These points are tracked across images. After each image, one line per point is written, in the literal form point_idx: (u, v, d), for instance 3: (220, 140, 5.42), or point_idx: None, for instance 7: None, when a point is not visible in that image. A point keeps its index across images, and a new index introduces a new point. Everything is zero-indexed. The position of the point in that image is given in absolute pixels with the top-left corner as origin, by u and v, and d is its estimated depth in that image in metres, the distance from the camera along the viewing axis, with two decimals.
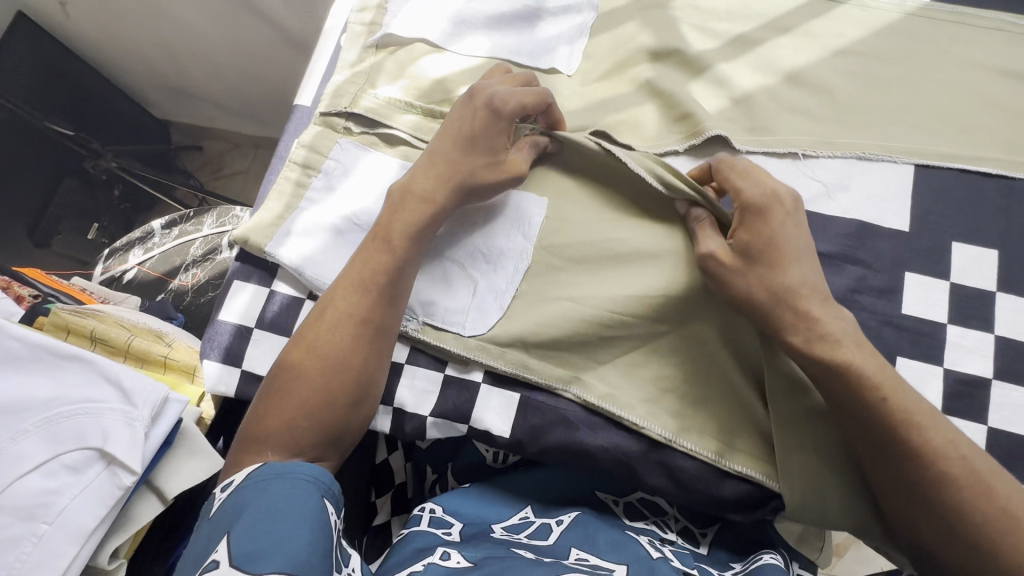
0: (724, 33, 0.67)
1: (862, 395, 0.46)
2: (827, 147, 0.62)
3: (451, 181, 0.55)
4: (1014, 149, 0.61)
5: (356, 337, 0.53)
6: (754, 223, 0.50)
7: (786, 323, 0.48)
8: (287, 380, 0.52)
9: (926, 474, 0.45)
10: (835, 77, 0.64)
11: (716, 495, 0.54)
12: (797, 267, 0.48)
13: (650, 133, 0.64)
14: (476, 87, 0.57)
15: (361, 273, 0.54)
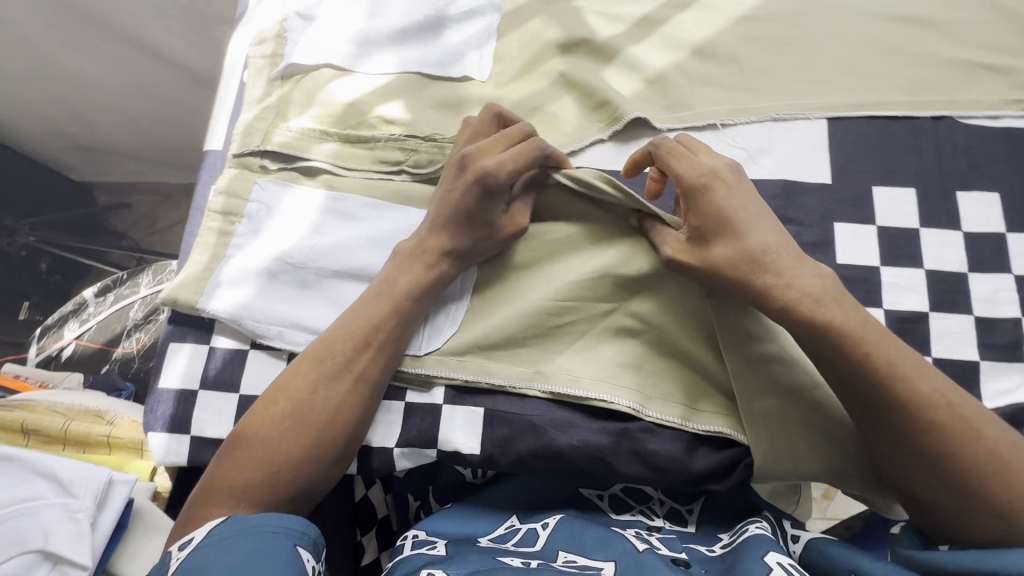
0: (628, 17, 0.67)
1: (846, 350, 0.46)
2: (743, 114, 0.63)
3: (454, 255, 0.56)
4: (916, 89, 0.63)
5: (351, 398, 0.52)
6: (705, 202, 0.50)
7: (756, 291, 0.48)
8: (266, 432, 0.50)
9: (909, 422, 0.45)
10: (739, 45, 0.65)
11: (690, 469, 0.54)
12: (758, 235, 0.49)
13: (572, 125, 0.63)
14: (474, 150, 0.54)
15: (358, 326, 0.54)
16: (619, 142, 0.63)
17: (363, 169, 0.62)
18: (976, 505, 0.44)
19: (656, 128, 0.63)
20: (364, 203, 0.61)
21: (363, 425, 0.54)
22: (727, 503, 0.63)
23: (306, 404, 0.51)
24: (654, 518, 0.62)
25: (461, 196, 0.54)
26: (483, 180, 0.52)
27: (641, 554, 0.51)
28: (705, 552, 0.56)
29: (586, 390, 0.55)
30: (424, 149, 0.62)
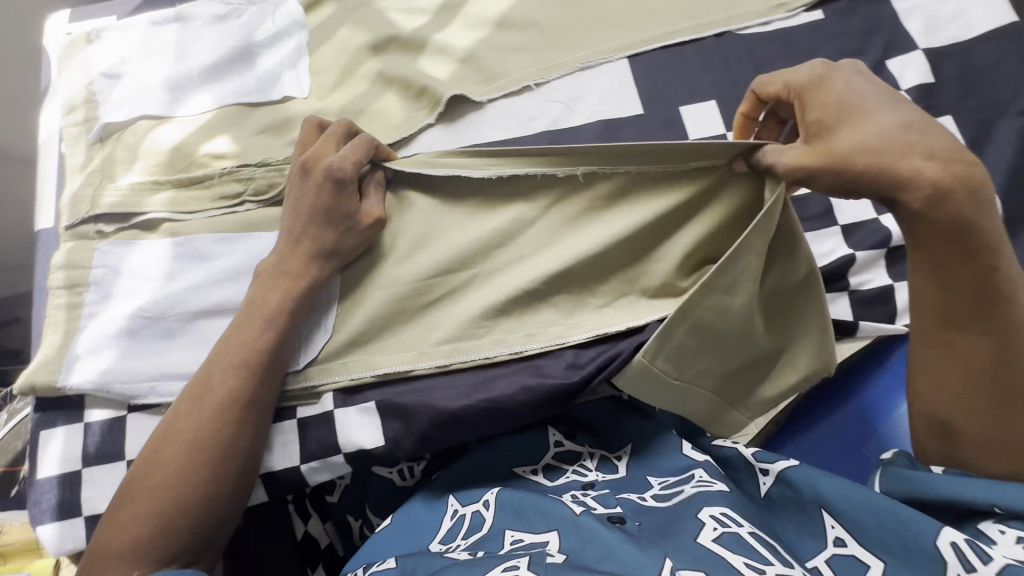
0: (429, 7, 0.71)
1: (975, 257, 0.43)
2: (552, 71, 0.67)
3: (316, 260, 0.56)
4: (696, 15, 0.70)
5: (241, 423, 0.52)
6: (816, 100, 0.46)
7: (893, 177, 0.42)
8: (147, 476, 0.50)
9: (1002, 349, 0.44)
10: (535, 10, 0.70)
11: (572, 383, 0.54)
12: (902, 119, 0.43)
13: (399, 118, 0.66)
14: (312, 158, 0.57)
15: (233, 353, 0.53)
16: (447, 123, 0.66)
17: (204, 209, 0.62)
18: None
19: (477, 102, 0.66)
20: (213, 239, 0.61)
21: (257, 451, 0.53)
22: (646, 429, 0.60)
23: (194, 444, 0.50)
24: (587, 473, 0.58)
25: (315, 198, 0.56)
26: (331, 184, 0.55)
27: (579, 518, 0.49)
28: (638, 500, 0.53)
29: (466, 356, 0.57)
30: (260, 174, 0.62)
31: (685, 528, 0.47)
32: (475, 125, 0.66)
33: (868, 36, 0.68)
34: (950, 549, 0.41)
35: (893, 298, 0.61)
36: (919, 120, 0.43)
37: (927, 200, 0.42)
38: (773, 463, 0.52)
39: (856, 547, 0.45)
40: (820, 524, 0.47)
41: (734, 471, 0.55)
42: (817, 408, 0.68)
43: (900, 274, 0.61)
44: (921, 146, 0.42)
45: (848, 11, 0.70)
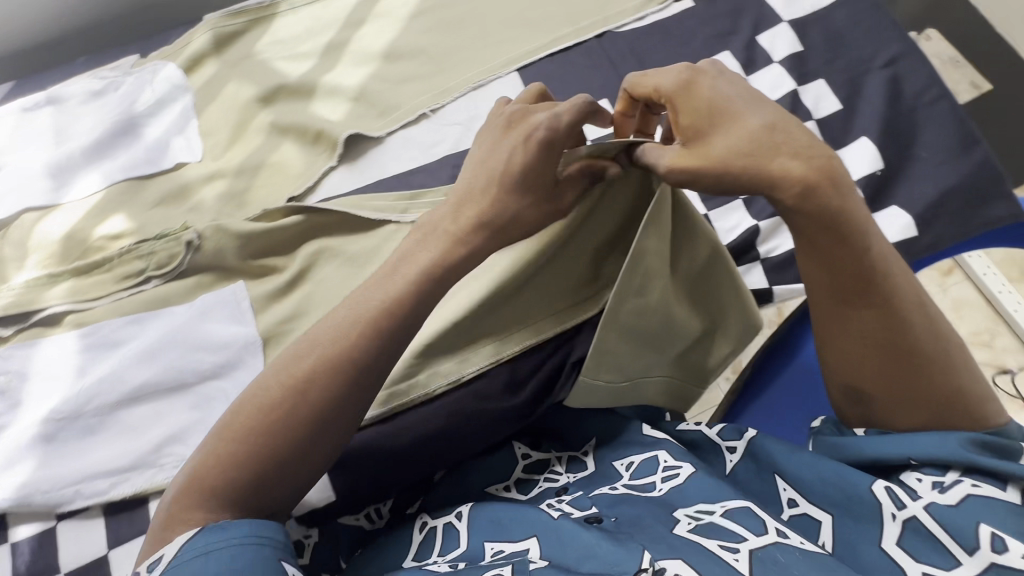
0: (313, 50, 0.70)
1: (849, 243, 0.46)
2: (446, 95, 0.68)
3: (488, 235, 0.51)
4: (574, 20, 0.72)
5: (353, 385, 0.47)
6: (685, 105, 0.47)
7: (766, 178, 0.44)
8: (246, 417, 0.46)
9: (891, 321, 0.46)
10: (420, 38, 0.71)
11: (516, 405, 0.57)
12: (765, 119, 0.45)
13: (301, 166, 0.65)
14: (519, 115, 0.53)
15: (367, 315, 0.49)
16: (349, 164, 0.66)
17: (109, 293, 0.60)
18: (924, 396, 0.47)
19: (376, 138, 0.66)
20: (123, 323, 0.58)
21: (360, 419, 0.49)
22: (612, 421, 0.59)
23: (299, 395, 0.46)
24: (558, 477, 0.57)
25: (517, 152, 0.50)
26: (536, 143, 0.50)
27: (557, 519, 0.48)
28: (611, 492, 0.52)
29: (404, 396, 0.57)
30: (160, 248, 0.60)
31: (658, 518, 0.46)
32: (377, 161, 0.66)
33: (736, 17, 0.72)
34: (883, 492, 0.43)
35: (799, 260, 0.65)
36: (781, 120, 0.45)
37: (800, 196, 0.44)
38: (739, 440, 0.52)
39: (807, 505, 0.47)
40: (774, 488, 0.49)
41: (699, 452, 0.54)
42: (768, 366, 0.71)
43: None
44: (785, 145, 0.44)
45: None
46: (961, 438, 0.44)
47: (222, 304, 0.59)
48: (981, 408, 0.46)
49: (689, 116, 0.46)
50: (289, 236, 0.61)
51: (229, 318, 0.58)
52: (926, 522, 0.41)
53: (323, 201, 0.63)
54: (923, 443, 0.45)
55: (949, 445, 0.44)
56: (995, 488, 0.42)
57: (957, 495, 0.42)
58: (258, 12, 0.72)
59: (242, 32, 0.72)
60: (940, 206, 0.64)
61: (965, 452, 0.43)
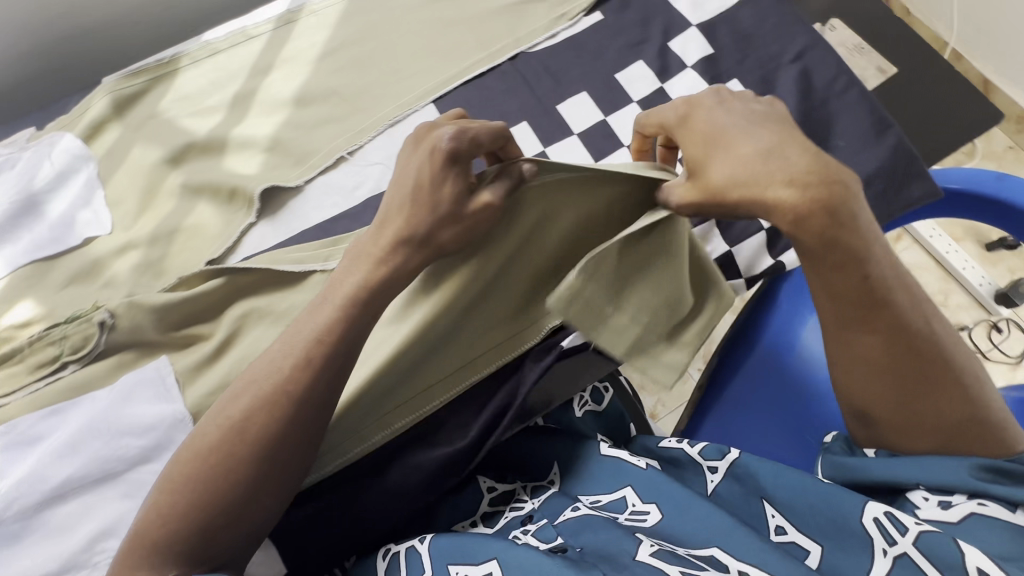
0: (221, 104, 0.68)
1: (847, 272, 0.45)
2: (362, 135, 0.67)
3: (406, 246, 0.50)
4: (486, 45, 0.71)
5: (291, 420, 0.48)
6: (686, 138, 0.46)
7: (765, 207, 0.42)
8: (190, 462, 0.47)
9: (896, 345, 0.46)
10: (331, 80, 0.69)
11: (459, 448, 0.57)
12: (763, 145, 0.43)
13: (219, 226, 0.63)
14: (422, 129, 0.52)
15: (300, 349, 0.49)
16: (270, 218, 0.64)
17: (24, 386, 0.56)
18: (929, 422, 0.47)
19: (294, 188, 0.64)
20: (40, 417, 0.54)
21: (304, 452, 0.50)
22: (571, 448, 0.59)
23: (239, 439, 0.47)
24: (523, 505, 0.56)
25: (423, 166, 0.50)
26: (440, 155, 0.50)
27: (516, 547, 0.47)
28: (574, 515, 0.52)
29: (347, 451, 0.56)
30: (73, 331, 0.56)
31: (622, 547, 0.46)
32: (298, 212, 0.64)
33: (646, 25, 0.72)
34: (873, 525, 0.45)
35: (733, 261, 0.67)
36: (779, 147, 0.43)
37: (797, 231, 0.44)
38: (721, 460, 0.54)
39: (795, 532, 0.48)
40: (763, 514, 0.50)
41: (679, 470, 0.56)
42: (731, 360, 0.76)
43: (734, 236, 0.68)
44: (780, 179, 0.42)
45: (622, 7, 0.73)
46: (968, 464, 0.46)
47: (144, 384, 0.55)
48: (990, 434, 0.47)
49: (692, 146, 0.45)
50: (211, 301, 0.59)
51: (153, 397, 0.55)
52: (916, 557, 0.42)
53: (244, 260, 0.61)
54: (934, 468, 0.46)
55: (959, 472, 0.45)
56: (1000, 510, 0.43)
57: (960, 514, 0.44)
58: (158, 70, 0.69)
59: (143, 92, 0.69)
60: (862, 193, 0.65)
61: (974, 479, 0.45)
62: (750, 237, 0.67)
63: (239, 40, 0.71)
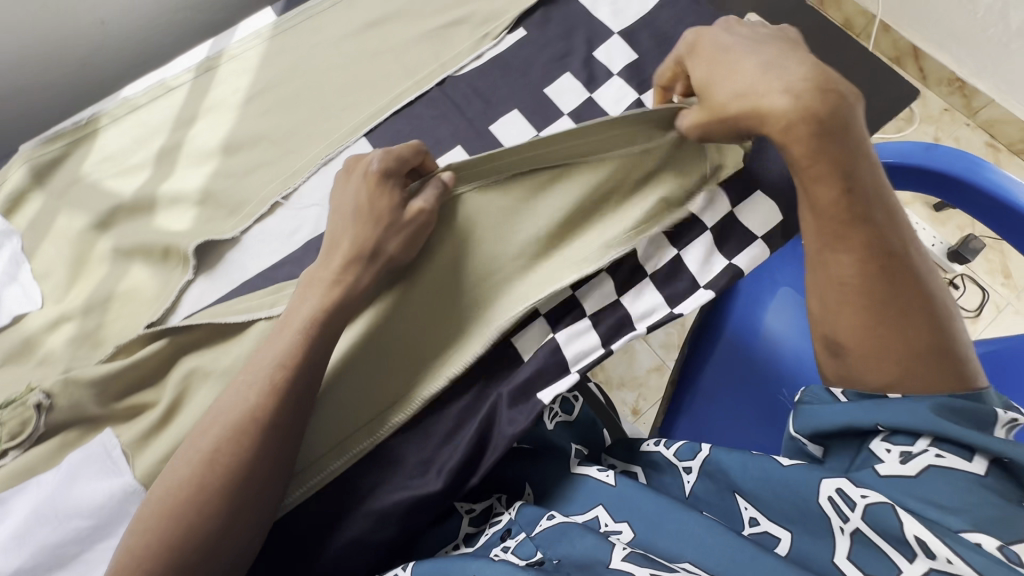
0: (146, 160, 0.66)
1: (824, 179, 0.49)
2: (296, 178, 0.66)
3: (355, 263, 0.54)
4: (413, 72, 0.71)
5: (265, 440, 0.49)
6: (697, 62, 0.54)
7: (755, 112, 0.49)
8: (163, 497, 0.47)
9: (870, 261, 0.48)
10: (258, 123, 0.68)
11: (434, 490, 0.54)
12: (764, 62, 0.50)
13: (156, 287, 0.61)
14: (353, 162, 0.58)
15: (262, 377, 0.50)
16: (209, 272, 0.63)
17: None
18: (902, 348, 0.47)
19: (230, 238, 0.63)
20: None
21: (277, 480, 0.50)
22: (547, 467, 0.61)
23: (209, 470, 0.47)
24: (500, 518, 0.58)
25: (362, 190, 0.56)
26: (376, 178, 0.56)
27: (493, 564, 0.47)
28: (549, 524, 0.52)
29: (306, 481, 0.56)
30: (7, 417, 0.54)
31: (597, 555, 0.47)
32: (237, 262, 0.63)
33: (570, 37, 0.73)
34: (827, 504, 0.44)
35: (684, 266, 0.61)
36: (777, 64, 0.50)
37: (788, 133, 0.48)
38: (694, 459, 0.54)
39: (766, 522, 0.48)
40: (736, 509, 0.50)
41: (660, 475, 0.57)
42: (699, 349, 0.78)
43: (681, 239, 0.62)
44: (772, 90, 0.48)
45: (544, 20, 0.74)
46: (932, 405, 0.45)
47: (87, 462, 0.53)
48: (958, 369, 0.47)
49: (704, 67, 0.53)
50: (152, 367, 0.57)
51: (98, 474, 0.53)
52: (869, 533, 0.41)
53: (185, 319, 0.59)
54: (898, 414, 0.45)
55: (919, 413, 0.44)
56: (960, 459, 0.42)
57: (918, 467, 0.43)
58: (77, 133, 0.67)
59: (63, 157, 0.67)
60: None
61: (937, 421, 0.43)
62: (698, 239, 0.62)
63: (159, 93, 0.70)
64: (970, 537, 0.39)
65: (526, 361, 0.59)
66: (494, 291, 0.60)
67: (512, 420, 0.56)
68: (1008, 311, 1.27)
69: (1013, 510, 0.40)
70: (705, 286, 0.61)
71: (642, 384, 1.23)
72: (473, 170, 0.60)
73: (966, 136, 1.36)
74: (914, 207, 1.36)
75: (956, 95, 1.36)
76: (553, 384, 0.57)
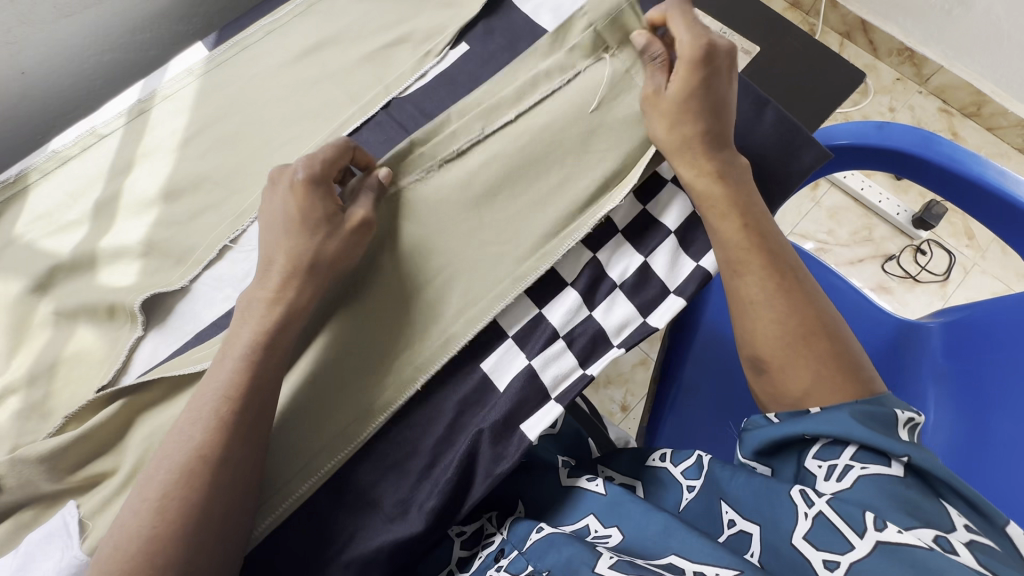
0: (84, 214, 0.63)
1: (728, 212, 0.57)
2: (243, 218, 0.63)
3: (292, 280, 0.53)
4: (356, 96, 0.69)
5: (215, 480, 0.47)
6: (685, 65, 0.58)
7: (689, 157, 0.58)
8: (111, 546, 0.45)
9: (773, 281, 0.55)
10: (199, 164, 0.65)
11: (417, 531, 0.53)
12: (715, 115, 0.58)
13: (106, 348, 0.59)
14: (278, 173, 0.57)
15: (209, 412, 0.49)
16: (161, 326, 0.60)
17: None
18: (812, 355, 0.52)
19: (180, 288, 0.61)
20: None
21: (235, 516, 0.48)
22: (540, 489, 0.59)
23: (158, 517, 0.45)
24: (492, 540, 0.56)
25: (293, 201, 0.55)
26: (302, 186, 0.55)
27: None
28: (540, 537, 0.51)
29: (273, 519, 0.53)
30: None
31: (582, 559, 0.47)
32: (190, 312, 0.61)
33: (515, 47, 0.71)
34: (798, 495, 0.47)
35: (653, 273, 0.60)
36: (718, 124, 0.58)
37: (704, 181, 0.57)
38: (698, 479, 0.55)
39: (743, 521, 0.49)
40: (717, 513, 0.51)
41: (661, 489, 0.57)
42: (677, 347, 0.77)
43: (646, 246, 0.61)
44: (693, 149, 0.57)
45: (487, 32, 0.72)
46: (852, 412, 0.48)
47: (31, 544, 0.50)
48: (863, 378, 0.52)
49: (679, 78, 0.58)
50: (106, 433, 0.54)
51: (39, 555, 0.49)
52: (831, 517, 0.44)
53: (137, 378, 0.57)
54: (829, 422, 0.48)
55: (845, 422, 0.47)
56: (880, 466, 0.46)
57: (850, 479, 0.46)
58: (4, 191, 0.64)
59: None
60: (758, 169, 0.64)
61: (855, 430, 0.47)
62: (662, 245, 0.61)
63: (90, 141, 0.66)
64: (914, 532, 0.42)
65: (502, 392, 0.57)
66: (443, 304, 0.58)
67: (499, 458, 0.54)
68: (975, 271, 1.29)
69: (931, 507, 0.44)
70: (674, 291, 0.60)
71: (628, 380, 1.22)
72: (421, 155, 0.60)
73: (920, 104, 1.38)
74: (876, 177, 1.38)
75: (906, 65, 1.38)
76: (537, 413, 0.56)
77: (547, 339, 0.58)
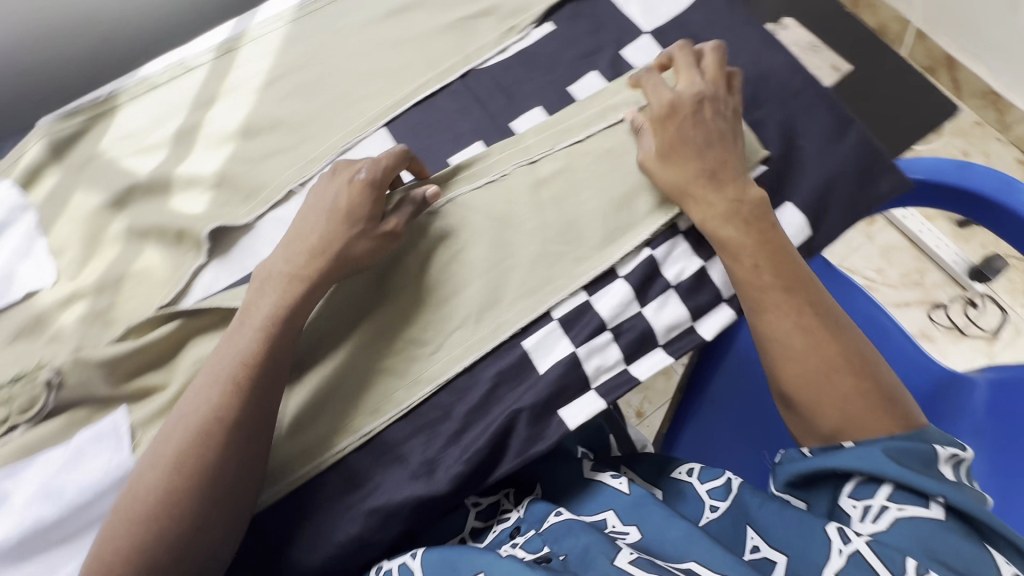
0: (165, 139, 0.66)
1: (753, 247, 0.55)
2: (311, 165, 0.65)
3: (334, 249, 0.55)
4: (434, 63, 0.70)
5: (228, 443, 0.49)
6: (675, 122, 0.58)
7: (698, 200, 0.57)
8: (130, 496, 0.48)
9: (798, 318, 0.54)
10: (276, 108, 0.67)
11: (442, 491, 0.54)
12: (720, 156, 0.57)
13: (170, 270, 0.61)
14: (339, 166, 0.59)
15: (223, 378, 0.51)
16: (221, 257, 0.62)
17: None
18: (847, 391, 0.51)
19: (244, 224, 0.63)
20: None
21: (249, 475, 0.51)
22: (560, 476, 0.60)
23: (176, 473, 0.48)
24: (508, 516, 0.57)
25: (332, 198, 0.57)
26: (350, 186, 0.57)
27: (501, 561, 0.46)
28: (558, 522, 0.52)
29: (291, 474, 0.56)
30: (18, 393, 0.55)
31: (600, 549, 0.47)
32: (250, 248, 0.63)
33: (598, 34, 0.70)
34: (835, 532, 0.46)
35: (709, 278, 0.60)
36: (726, 164, 0.57)
37: (716, 222, 0.56)
38: (724, 500, 0.54)
39: (767, 549, 0.48)
40: (742, 536, 0.51)
41: (683, 499, 0.57)
42: (709, 361, 0.76)
43: (706, 250, 0.60)
44: (700, 190, 0.57)
45: (573, 16, 0.71)
46: (884, 448, 0.48)
47: (84, 440, 0.54)
48: (901, 412, 0.51)
49: (670, 132, 0.58)
50: (161, 350, 0.57)
51: (88, 453, 0.53)
52: (869, 557, 0.44)
53: (197, 302, 0.59)
54: (860, 458, 0.48)
55: (877, 460, 0.47)
56: (918, 507, 0.45)
57: (886, 521, 0.46)
58: (94, 109, 0.67)
59: (82, 132, 0.67)
60: (831, 190, 0.62)
61: (889, 469, 0.47)
62: None
63: (178, 73, 0.69)
64: None
65: (542, 374, 0.57)
66: (491, 279, 0.59)
67: (535, 438, 0.55)
68: None
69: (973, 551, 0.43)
70: (727, 300, 0.60)
71: (648, 386, 1.22)
72: (489, 161, 0.63)
73: (997, 151, 1.32)
74: (937, 221, 1.32)
75: (989, 109, 1.32)
76: (575, 402, 0.57)
77: (593, 330, 0.58)
